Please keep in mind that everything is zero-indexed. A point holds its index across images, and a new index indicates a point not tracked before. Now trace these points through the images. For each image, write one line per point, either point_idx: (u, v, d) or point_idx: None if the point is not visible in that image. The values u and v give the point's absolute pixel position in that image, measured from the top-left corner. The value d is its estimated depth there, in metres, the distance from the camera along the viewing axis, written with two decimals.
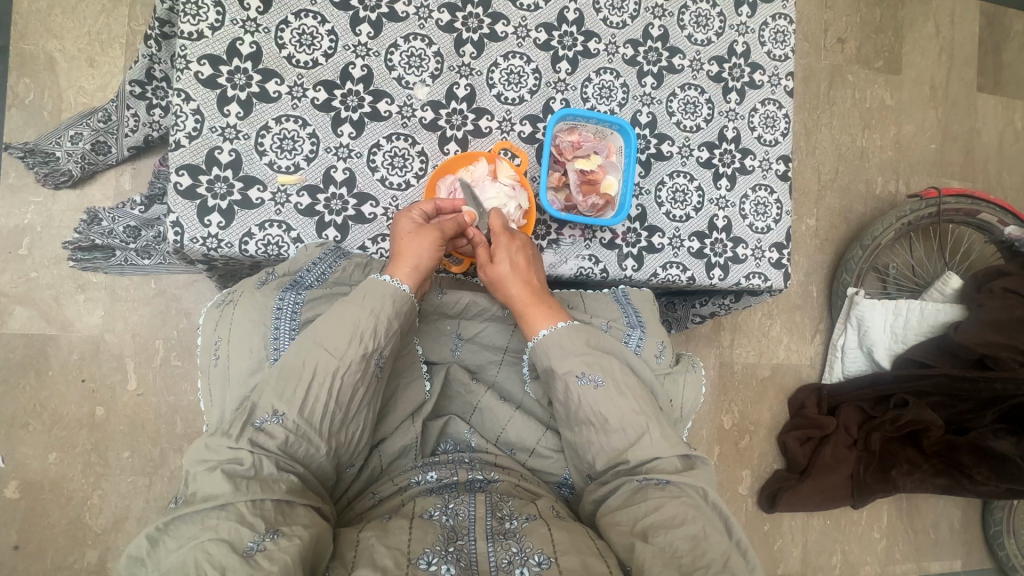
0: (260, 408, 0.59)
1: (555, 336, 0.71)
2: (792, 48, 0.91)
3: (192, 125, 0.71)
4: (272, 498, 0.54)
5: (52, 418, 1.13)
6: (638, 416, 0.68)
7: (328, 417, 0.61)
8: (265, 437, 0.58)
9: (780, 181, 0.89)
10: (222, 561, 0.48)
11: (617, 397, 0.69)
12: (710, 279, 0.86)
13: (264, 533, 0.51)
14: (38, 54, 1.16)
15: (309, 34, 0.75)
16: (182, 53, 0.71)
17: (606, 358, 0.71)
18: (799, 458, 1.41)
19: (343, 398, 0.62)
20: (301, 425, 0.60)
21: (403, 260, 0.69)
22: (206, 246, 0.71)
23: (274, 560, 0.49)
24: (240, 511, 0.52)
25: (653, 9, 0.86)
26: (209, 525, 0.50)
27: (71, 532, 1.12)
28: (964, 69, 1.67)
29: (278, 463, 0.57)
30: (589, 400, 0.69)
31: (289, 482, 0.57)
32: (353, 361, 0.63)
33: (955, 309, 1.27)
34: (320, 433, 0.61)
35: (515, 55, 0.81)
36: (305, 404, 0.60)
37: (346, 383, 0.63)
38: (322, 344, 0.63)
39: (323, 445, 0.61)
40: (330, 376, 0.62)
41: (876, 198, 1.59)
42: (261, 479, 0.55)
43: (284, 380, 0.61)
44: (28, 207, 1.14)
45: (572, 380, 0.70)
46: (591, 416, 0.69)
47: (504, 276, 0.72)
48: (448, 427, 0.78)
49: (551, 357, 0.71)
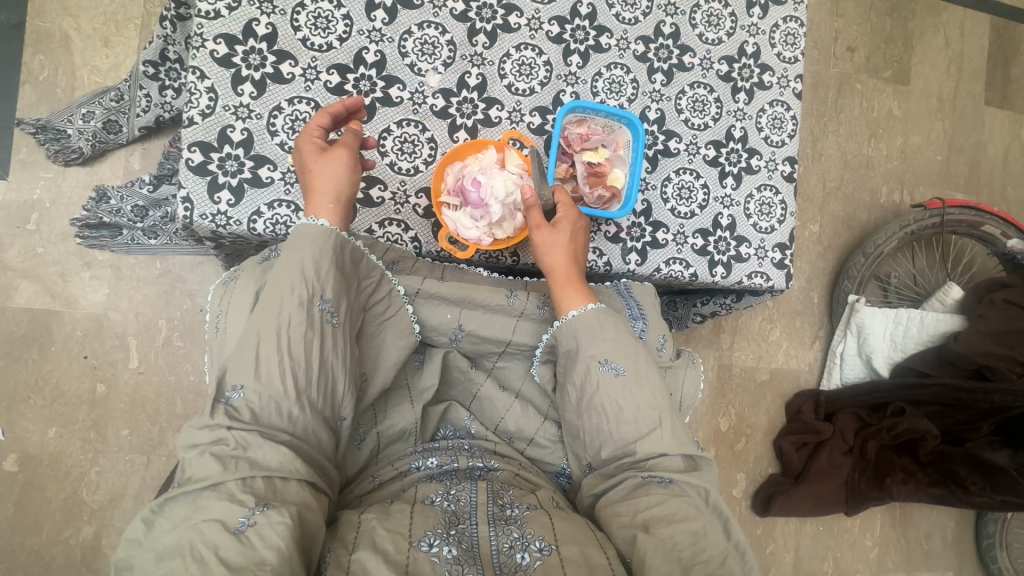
0: (228, 382, 0.58)
1: (586, 317, 0.73)
2: (802, 51, 0.92)
3: (206, 103, 0.72)
4: (262, 473, 0.53)
5: (53, 393, 1.14)
6: (651, 410, 0.69)
7: (289, 374, 0.59)
8: (236, 412, 0.56)
9: (785, 182, 0.90)
10: (215, 541, 0.48)
11: (636, 389, 0.70)
12: (713, 277, 0.87)
13: (253, 507, 0.50)
14: (54, 32, 1.16)
15: (325, 18, 0.76)
16: (198, 32, 0.72)
17: (634, 347, 0.72)
18: (795, 463, 1.42)
19: (296, 350, 0.60)
20: (262, 391, 0.58)
21: (321, 193, 0.67)
22: (215, 223, 0.71)
23: (265, 538, 0.49)
24: (231, 489, 0.51)
25: (665, 7, 0.87)
26: (201, 505, 0.50)
27: (68, 507, 1.12)
28: (972, 82, 1.68)
29: (261, 433, 0.56)
30: (608, 387, 0.70)
31: (280, 455, 0.55)
32: (298, 308, 0.61)
33: (956, 319, 1.27)
34: (285, 391, 0.59)
35: (527, 47, 0.82)
36: (262, 368, 0.58)
37: (295, 334, 0.60)
38: (275, 302, 0.61)
39: (294, 403, 0.59)
40: (281, 331, 0.60)
41: (880, 207, 1.59)
42: (249, 457, 0.54)
43: (247, 347, 0.59)
44: (39, 182, 1.15)
45: (596, 364, 0.71)
46: (605, 404, 0.70)
47: (555, 247, 0.74)
48: (448, 412, 0.80)
49: (578, 339, 0.73)
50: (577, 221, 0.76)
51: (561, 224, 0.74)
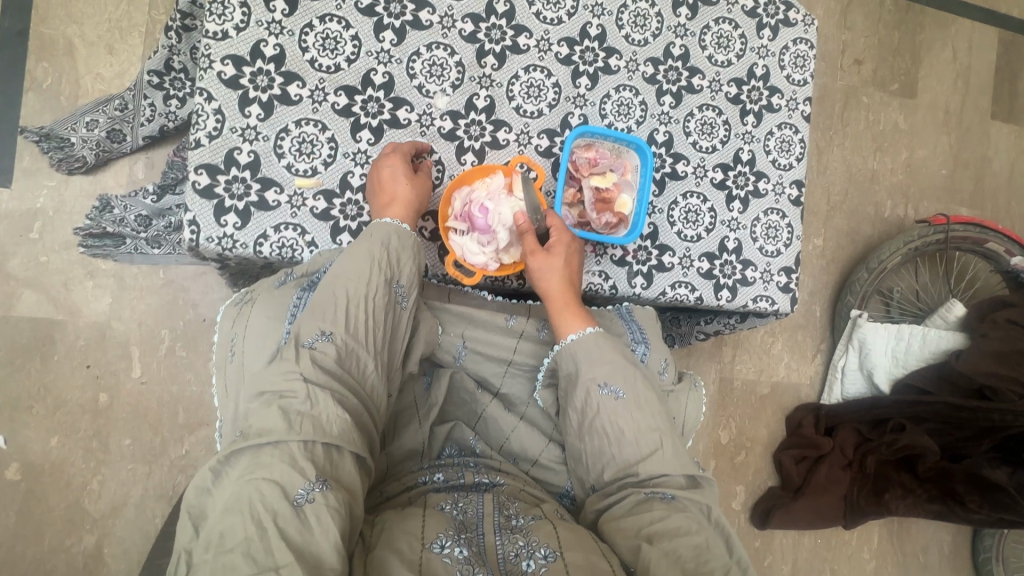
0: (304, 334, 0.63)
1: (584, 341, 0.74)
2: (812, 74, 0.91)
3: (213, 125, 0.71)
4: (323, 441, 0.54)
5: (56, 402, 1.14)
6: (651, 431, 0.70)
7: (370, 335, 0.66)
8: (320, 356, 0.61)
9: (792, 206, 0.90)
10: (274, 506, 0.49)
11: (636, 411, 0.71)
12: (718, 301, 0.87)
13: (313, 482, 0.51)
14: (58, 39, 1.16)
15: (333, 39, 0.75)
16: (206, 53, 0.71)
17: (630, 369, 0.73)
18: (794, 477, 1.43)
19: (378, 317, 0.67)
20: (348, 342, 0.64)
21: (396, 200, 0.72)
22: (221, 246, 0.71)
23: (321, 518, 0.50)
24: (293, 453, 0.52)
25: (675, 28, 0.86)
26: (263, 463, 0.51)
27: (70, 516, 1.13)
28: (979, 96, 1.67)
29: (333, 394, 0.59)
30: (609, 410, 0.70)
31: (341, 422, 0.57)
32: (378, 288, 0.68)
33: (958, 337, 1.28)
34: (366, 348, 0.65)
35: (536, 69, 0.81)
36: (347, 324, 0.64)
37: (377, 304, 0.67)
38: (349, 275, 0.67)
39: (371, 360, 0.65)
40: (362, 298, 0.66)
41: (884, 221, 1.59)
42: (314, 416, 0.56)
43: (322, 310, 0.64)
44: (42, 191, 1.15)
45: (595, 388, 0.72)
46: (606, 427, 0.70)
47: (554, 277, 0.74)
48: (453, 432, 0.79)
49: (577, 363, 0.73)
50: (575, 250, 0.76)
51: (560, 254, 0.74)
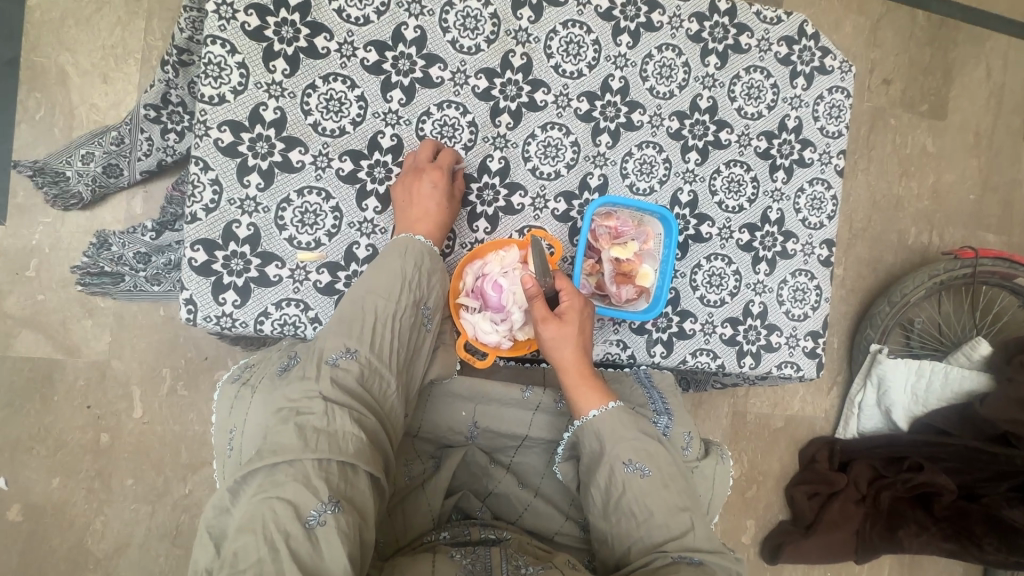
0: (328, 349, 0.63)
1: (607, 417, 0.69)
2: (847, 125, 0.85)
3: (210, 197, 0.67)
4: (338, 460, 0.54)
5: (56, 443, 1.12)
6: (682, 512, 0.66)
7: (395, 354, 0.65)
8: (342, 372, 0.61)
9: (822, 267, 0.85)
10: (286, 526, 0.49)
11: (663, 490, 0.67)
12: (741, 368, 0.82)
13: (325, 505, 0.51)
14: (50, 68, 1.10)
15: (337, 100, 0.70)
16: (202, 119, 0.67)
17: (656, 445, 0.70)
18: (807, 513, 1.39)
19: (404, 334, 0.66)
20: (372, 361, 0.63)
21: (424, 217, 0.69)
22: (220, 325, 0.67)
23: (331, 538, 0.49)
24: (307, 473, 0.52)
25: (703, 79, 0.80)
26: (279, 481, 0.52)
27: (73, 556, 1.11)
28: (1012, 116, 1.59)
29: (354, 416, 0.58)
30: (635, 489, 0.67)
31: (357, 442, 0.56)
32: (406, 308, 0.66)
33: (982, 379, 1.23)
34: (389, 367, 0.64)
35: (554, 127, 0.76)
36: (372, 342, 0.64)
37: (404, 321, 0.66)
38: (377, 293, 0.66)
39: (393, 379, 0.64)
40: (390, 316, 0.65)
41: (908, 249, 1.53)
42: (331, 433, 0.56)
43: (348, 323, 0.64)
44: (37, 228, 1.11)
45: (619, 466, 0.68)
46: (633, 507, 0.67)
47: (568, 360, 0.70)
48: (461, 502, 0.76)
49: (601, 441, 0.69)
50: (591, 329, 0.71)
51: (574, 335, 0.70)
